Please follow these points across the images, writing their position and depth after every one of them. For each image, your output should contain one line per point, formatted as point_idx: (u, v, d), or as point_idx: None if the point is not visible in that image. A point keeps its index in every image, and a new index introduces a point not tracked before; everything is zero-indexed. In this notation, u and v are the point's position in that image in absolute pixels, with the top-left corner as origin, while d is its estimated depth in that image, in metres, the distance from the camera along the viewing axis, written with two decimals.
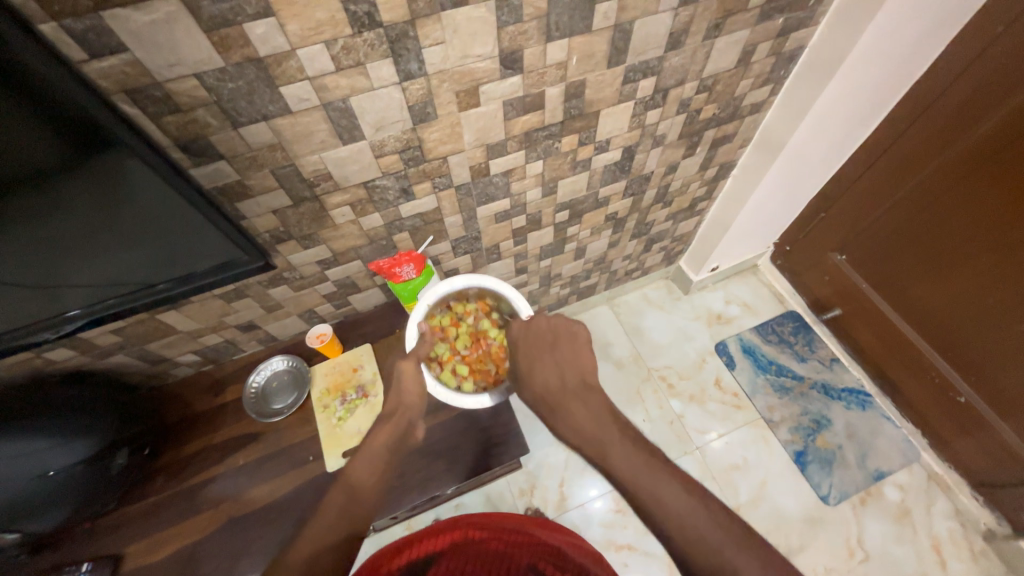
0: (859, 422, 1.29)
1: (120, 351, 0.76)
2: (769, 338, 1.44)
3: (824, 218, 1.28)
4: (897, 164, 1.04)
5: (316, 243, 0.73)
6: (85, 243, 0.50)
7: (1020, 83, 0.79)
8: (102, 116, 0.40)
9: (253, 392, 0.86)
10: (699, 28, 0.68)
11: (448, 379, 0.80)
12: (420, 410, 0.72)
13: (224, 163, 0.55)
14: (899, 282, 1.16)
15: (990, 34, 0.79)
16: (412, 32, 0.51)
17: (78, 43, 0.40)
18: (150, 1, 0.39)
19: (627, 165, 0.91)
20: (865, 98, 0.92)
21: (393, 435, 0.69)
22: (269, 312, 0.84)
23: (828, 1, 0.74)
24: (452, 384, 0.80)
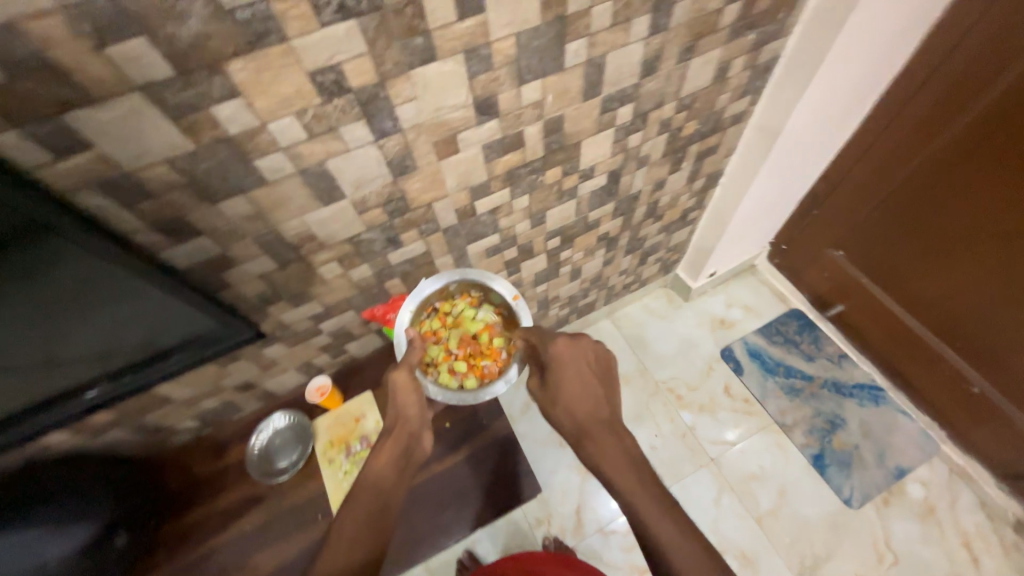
0: (874, 418, 1.27)
1: (117, 427, 0.74)
2: (774, 339, 1.43)
3: (816, 215, 1.27)
4: (884, 158, 1.03)
5: (306, 300, 0.72)
6: (65, 330, 0.52)
7: (997, 73, 0.79)
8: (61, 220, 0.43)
9: (257, 452, 0.86)
10: (671, 53, 0.67)
11: (448, 380, 0.80)
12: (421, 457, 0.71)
13: (204, 239, 0.55)
14: (900, 276, 1.14)
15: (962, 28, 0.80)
16: (383, 93, 0.50)
17: (42, 147, 0.39)
18: (114, 98, 0.39)
19: (614, 188, 0.90)
20: (846, 98, 0.91)
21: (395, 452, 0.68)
22: (266, 370, 0.83)
23: (798, 12, 0.74)
24: (454, 383, 0.80)
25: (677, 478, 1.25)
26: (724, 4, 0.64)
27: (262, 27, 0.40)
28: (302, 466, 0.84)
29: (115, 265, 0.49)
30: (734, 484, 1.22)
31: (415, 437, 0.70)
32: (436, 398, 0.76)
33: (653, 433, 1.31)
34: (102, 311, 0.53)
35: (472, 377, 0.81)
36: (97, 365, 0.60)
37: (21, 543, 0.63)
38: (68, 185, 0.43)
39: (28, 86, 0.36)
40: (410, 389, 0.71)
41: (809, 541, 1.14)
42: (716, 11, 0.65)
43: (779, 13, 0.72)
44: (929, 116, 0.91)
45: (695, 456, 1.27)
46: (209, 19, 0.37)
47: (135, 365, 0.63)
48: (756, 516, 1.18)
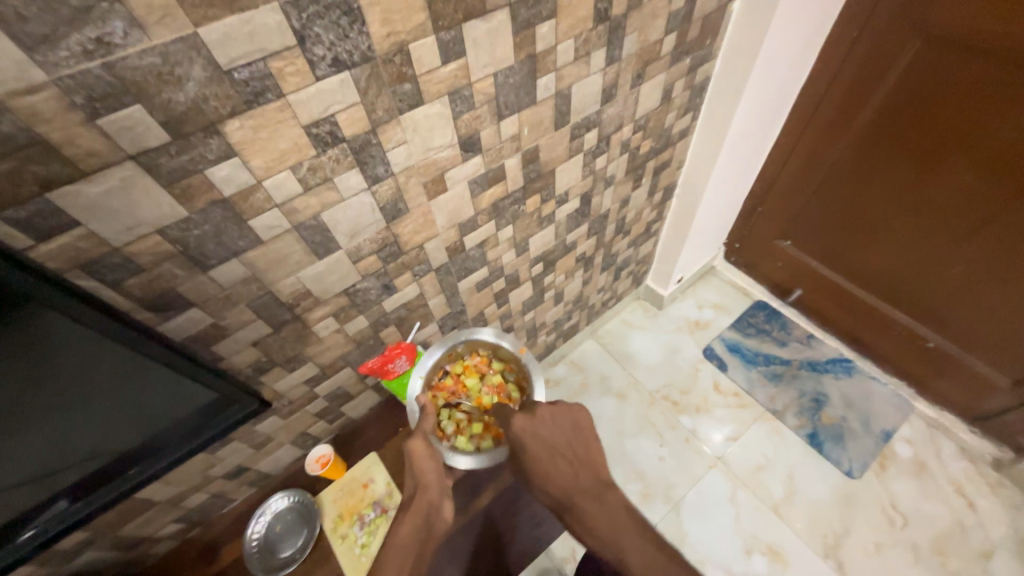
0: (852, 389, 1.36)
1: (89, 548, 0.64)
2: (748, 331, 1.51)
3: (761, 213, 1.39)
4: (808, 154, 1.16)
5: (301, 363, 0.68)
6: (38, 447, 0.47)
7: (885, 72, 0.94)
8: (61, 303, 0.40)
9: (255, 545, 0.76)
10: (625, 80, 0.74)
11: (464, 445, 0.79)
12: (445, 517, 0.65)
13: (195, 310, 0.51)
14: (844, 255, 1.26)
15: (849, 39, 0.95)
16: (375, 139, 0.51)
17: (23, 230, 0.36)
18: (104, 170, 0.37)
19: (587, 209, 0.94)
20: (770, 106, 1.03)
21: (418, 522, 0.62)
22: (259, 449, 0.76)
23: (720, 37, 0.85)
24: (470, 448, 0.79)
25: (690, 484, 1.25)
26: (663, 34, 0.72)
27: (260, 85, 0.40)
28: (312, 550, 0.78)
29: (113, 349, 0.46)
30: (745, 478, 1.24)
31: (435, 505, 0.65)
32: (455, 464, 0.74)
33: (658, 443, 1.32)
34: (106, 399, 0.50)
35: (488, 437, 0.80)
36: (74, 479, 0.54)
37: None
38: (50, 269, 0.39)
39: (11, 166, 0.33)
40: (427, 455, 0.68)
41: (826, 520, 1.16)
42: (657, 41, 0.72)
43: (706, 40, 0.82)
44: (839, 112, 1.05)
45: (702, 458, 1.28)
46: (208, 82, 0.37)
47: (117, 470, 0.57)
48: (772, 505, 1.19)
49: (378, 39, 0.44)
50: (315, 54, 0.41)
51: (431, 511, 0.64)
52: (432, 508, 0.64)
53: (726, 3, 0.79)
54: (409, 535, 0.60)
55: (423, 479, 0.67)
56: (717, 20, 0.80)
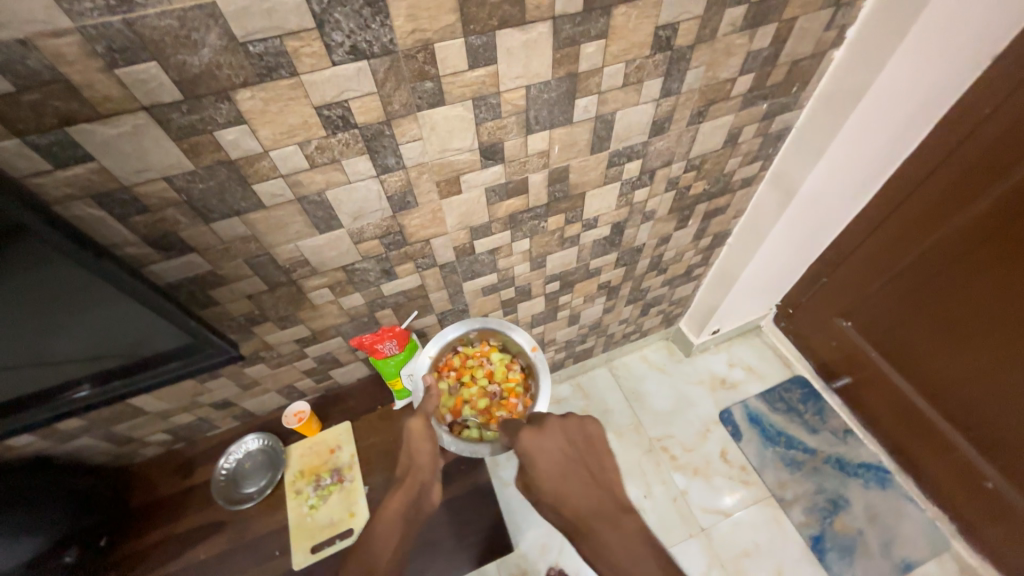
0: (880, 502, 1.19)
1: (85, 434, 0.73)
2: (777, 406, 1.37)
3: (826, 282, 1.24)
4: (896, 233, 1.02)
5: (293, 323, 0.71)
6: (17, 339, 0.48)
7: (1013, 164, 0.79)
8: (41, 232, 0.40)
9: (223, 475, 0.82)
10: (682, 116, 0.68)
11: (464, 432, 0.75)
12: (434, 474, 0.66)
13: (195, 256, 0.54)
14: (910, 354, 1.10)
15: (978, 116, 0.80)
16: (389, 131, 0.51)
17: (43, 156, 0.40)
18: (118, 115, 0.39)
19: (617, 239, 0.89)
20: (859, 171, 0.91)
21: (405, 502, 0.63)
22: (245, 389, 0.81)
23: (811, 87, 0.75)
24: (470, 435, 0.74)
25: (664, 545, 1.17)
26: (737, 74, 0.65)
27: (274, 61, 0.41)
28: (268, 493, 0.79)
29: (77, 268, 0.45)
30: (726, 560, 1.15)
31: (426, 487, 0.65)
32: (451, 448, 0.71)
33: (642, 492, 1.26)
34: (96, 315, 0.50)
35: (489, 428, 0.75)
36: (54, 376, 0.55)
37: None
38: (64, 194, 0.43)
39: (35, 98, 0.36)
40: (424, 437, 0.67)
41: None
42: (728, 80, 0.66)
43: (791, 87, 0.73)
44: (944, 195, 0.91)
45: (686, 523, 1.20)
46: (222, 50, 0.39)
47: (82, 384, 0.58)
48: None
49: (401, 34, 0.43)
50: (333, 40, 0.41)
51: (420, 493, 0.64)
52: (424, 489, 0.65)
53: (825, 50, 0.70)
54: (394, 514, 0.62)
55: (415, 458, 0.66)
56: (810, 67, 0.71)
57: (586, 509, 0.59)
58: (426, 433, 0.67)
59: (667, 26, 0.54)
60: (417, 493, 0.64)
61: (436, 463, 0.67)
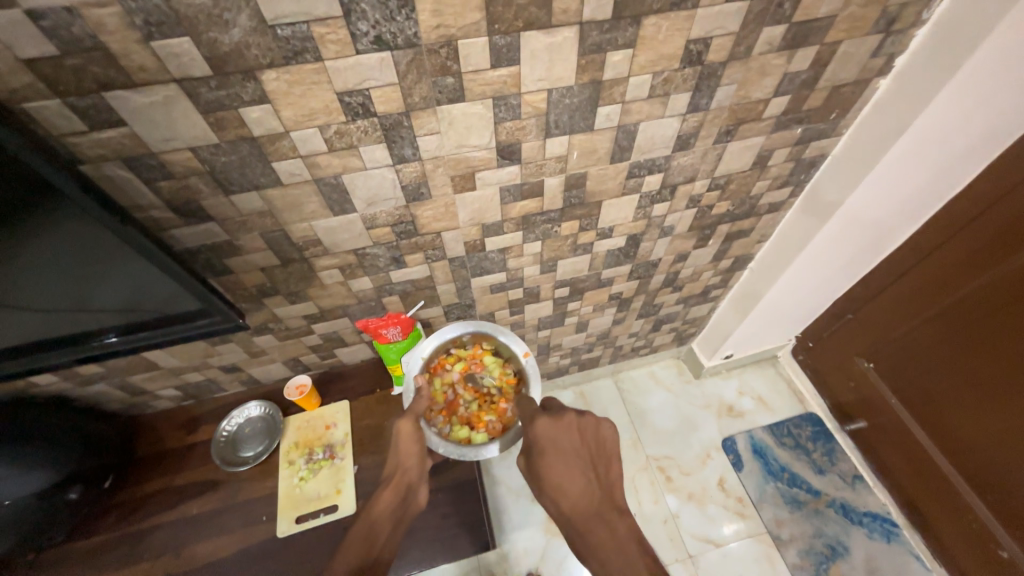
0: (883, 556, 1.14)
1: (103, 380, 0.77)
2: (784, 441, 1.33)
3: (851, 319, 1.18)
4: (931, 277, 0.96)
5: (303, 299, 0.73)
6: (40, 287, 0.50)
7: None
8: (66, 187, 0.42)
9: (224, 438, 0.85)
10: (709, 133, 0.66)
11: (454, 434, 0.76)
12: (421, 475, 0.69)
13: (213, 225, 0.57)
14: (932, 405, 1.04)
15: None
16: (407, 122, 0.52)
17: (80, 118, 0.42)
18: (151, 86, 0.42)
19: (632, 251, 0.88)
20: (897, 207, 0.86)
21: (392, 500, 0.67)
22: (253, 357, 0.84)
23: (852, 115, 0.72)
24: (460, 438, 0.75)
25: None
26: (771, 95, 0.63)
27: (300, 45, 0.42)
28: (263, 459, 0.82)
29: (98, 226, 0.46)
30: None
31: (412, 488, 0.68)
32: (439, 450, 0.72)
33: (633, 510, 1.24)
34: (113, 271, 0.52)
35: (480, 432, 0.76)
36: (72, 325, 0.57)
37: None
38: (97, 154, 0.46)
39: (76, 63, 0.39)
40: (413, 438, 0.69)
41: None
42: (762, 100, 0.64)
43: (830, 113, 0.70)
44: (988, 244, 0.85)
45: (674, 547, 1.18)
46: (251, 31, 0.40)
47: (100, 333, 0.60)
48: None
49: (426, 28, 0.44)
50: (358, 29, 0.42)
51: (407, 493, 0.68)
52: (410, 490, 0.68)
53: (871, 77, 0.66)
54: (383, 512, 0.65)
55: (403, 460, 0.68)
56: (853, 94, 0.68)
57: (579, 503, 0.63)
58: (414, 436, 0.69)
59: (699, 40, 0.53)
60: (404, 492, 0.67)
61: (424, 464, 0.69)
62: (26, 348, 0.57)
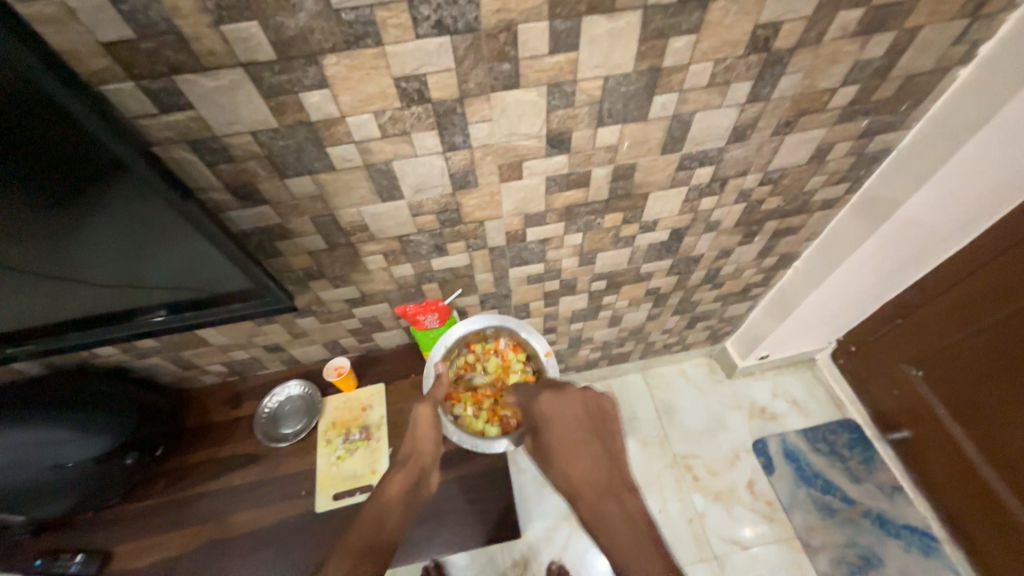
0: (920, 571, 1.09)
1: (157, 354, 0.81)
2: (818, 447, 1.29)
3: (899, 325, 1.13)
4: (994, 283, 0.89)
5: (345, 283, 0.75)
6: (108, 264, 0.53)
7: None
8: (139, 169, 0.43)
9: (266, 414, 0.88)
10: (767, 124, 0.63)
11: (468, 424, 0.77)
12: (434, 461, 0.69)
13: (267, 208, 0.58)
14: (985, 419, 0.98)
15: None
16: (460, 109, 0.51)
17: (151, 100, 0.44)
18: (218, 70, 0.42)
19: (674, 246, 0.86)
20: (963, 208, 0.81)
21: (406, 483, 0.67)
22: (295, 338, 0.86)
23: (923, 107, 0.68)
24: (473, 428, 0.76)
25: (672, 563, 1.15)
26: (839, 84, 0.60)
27: (362, 29, 0.42)
28: (302, 437, 0.84)
29: (161, 203, 0.47)
30: None
31: (424, 474, 0.69)
32: (452, 437, 0.74)
33: (658, 507, 1.23)
34: (172, 250, 0.54)
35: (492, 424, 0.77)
36: (131, 301, 0.60)
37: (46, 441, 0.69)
38: (165, 136, 0.47)
39: (151, 47, 0.40)
40: (430, 424, 0.70)
41: None
42: (828, 90, 0.60)
43: (900, 105, 0.66)
44: None
45: (698, 547, 1.16)
46: (317, 16, 0.40)
47: (152, 309, 0.62)
48: None
49: (487, 12, 0.43)
50: (419, 13, 0.42)
51: (419, 478, 0.68)
52: (422, 475, 0.69)
53: (950, 66, 0.62)
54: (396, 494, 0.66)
55: (419, 446, 0.70)
56: (928, 85, 0.64)
57: (582, 477, 0.62)
58: (432, 422, 0.71)
59: (768, 25, 0.50)
60: (415, 477, 0.68)
61: (439, 451, 0.70)
62: (92, 320, 0.61)
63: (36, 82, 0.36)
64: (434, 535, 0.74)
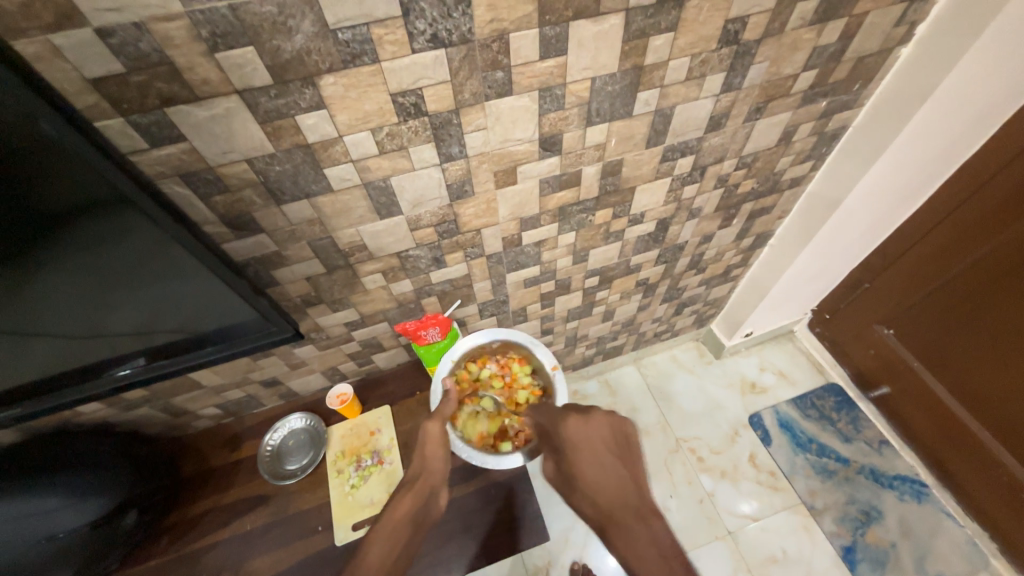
0: (916, 517, 1.16)
1: (146, 404, 0.77)
2: (809, 413, 1.35)
3: (867, 288, 1.20)
4: (948, 240, 0.97)
5: (345, 306, 0.73)
6: (103, 310, 0.51)
7: None
8: (146, 207, 0.42)
9: (269, 452, 0.85)
10: (740, 111, 0.67)
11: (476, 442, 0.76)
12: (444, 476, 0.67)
13: (264, 236, 0.56)
14: (954, 366, 1.06)
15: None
16: (457, 120, 0.52)
17: (141, 135, 0.42)
18: (213, 98, 0.41)
19: (661, 236, 0.89)
20: (913, 174, 0.88)
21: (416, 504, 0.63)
22: (293, 369, 0.84)
23: (872, 86, 0.74)
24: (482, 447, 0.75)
25: (689, 546, 1.17)
26: (800, 70, 0.64)
27: (359, 47, 0.42)
28: (312, 470, 0.81)
29: (161, 238, 0.46)
30: (753, 565, 1.13)
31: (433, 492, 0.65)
32: (461, 455, 0.73)
33: (668, 492, 1.25)
34: (173, 288, 0.52)
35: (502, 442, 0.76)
36: (123, 347, 0.57)
37: (35, 511, 0.64)
38: (156, 172, 0.45)
39: (142, 79, 0.38)
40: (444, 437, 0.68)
41: None
42: (791, 76, 0.65)
43: (854, 84, 0.72)
44: (1004, 203, 0.85)
45: (712, 526, 1.19)
46: (314, 37, 0.40)
47: (129, 359, 0.59)
48: None
49: (480, 23, 0.44)
50: (415, 28, 0.43)
51: (428, 497, 0.64)
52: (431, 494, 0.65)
53: (892, 47, 0.68)
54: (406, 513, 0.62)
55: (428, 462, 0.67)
56: (875, 65, 0.69)
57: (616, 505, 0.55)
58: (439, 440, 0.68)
59: (737, 19, 0.53)
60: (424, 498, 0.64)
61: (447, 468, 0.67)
62: (80, 374, 0.57)
63: (37, 116, 0.34)
64: (462, 552, 0.72)
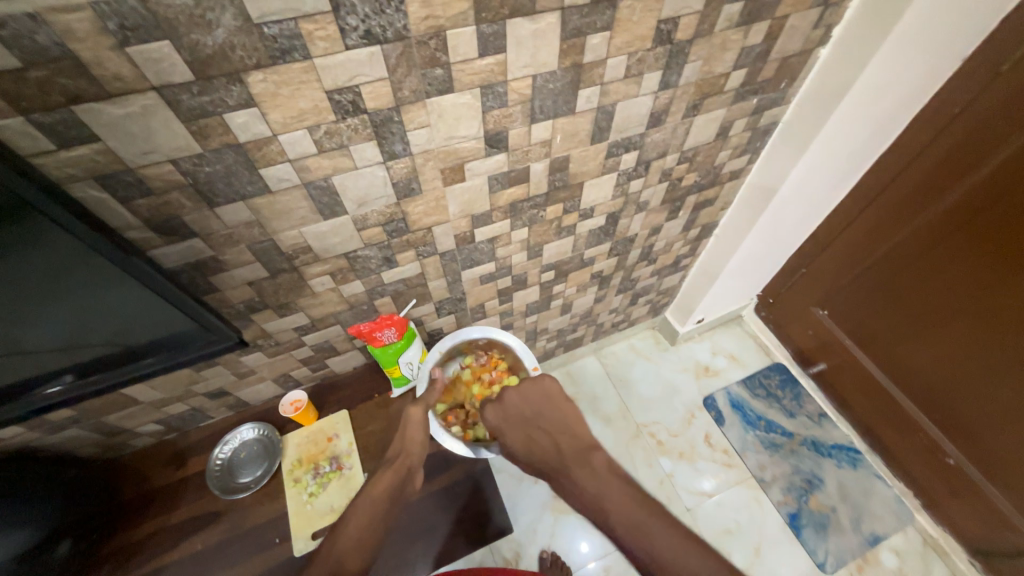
0: (852, 481, 1.26)
1: (74, 426, 0.71)
2: (757, 392, 1.44)
3: (804, 273, 1.29)
4: (870, 226, 1.06)
5: (293, 311, 0.71)
6: (16, 332, 0.47)
7: (969, 168, 0.84)
8: (56, 213, 0.39)
9: (218, 466, 0.81)
10: (678, 109, 0.70)
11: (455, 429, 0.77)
12: (413, 457, 0.66)
13: (197, 241, 0.54)
14: (881, 340, 1.15)
15: (939, 125, 0.85)
16: (397, 117, 0.51)
17: (46, 135, 0.39)
18: (128, 95, 0.39)
19: (612, 229, 0.92)
20: (839, 164, 0.94)
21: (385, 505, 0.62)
22: (241, 378, 0.79)
23: (797, 84, 0.79)
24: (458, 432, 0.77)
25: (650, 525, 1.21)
26: (731, 68, 0.68)
27: (287, 43, 0.41)
28: (266, 483, 0.79)
29: (75, 246, 0.43)
30: (710, 537, 1.20)
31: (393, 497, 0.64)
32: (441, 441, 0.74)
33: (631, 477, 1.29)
34: (93, 302, 0.49)
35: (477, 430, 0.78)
36: (31, 371, 0.52)
37: None
38: (66, 175, 0.42)
39: (42, 75, 0.35)
40: (410, 426, 0.68)
41: None
42: (723, 74, 0.68)
43: (780, 83, 0.76)
44: (917, 190, 0.94)
45: (672, 504, 1.25)
46: (237, 31, 0.38)
47: (54, 376, 0.54)
48: None
49: (415, 19, 0.44)
50: (347, 24, 0.42)
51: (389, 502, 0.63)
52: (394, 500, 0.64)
53: (813, 47, 0.73)
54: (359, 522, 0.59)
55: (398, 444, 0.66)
56: (799, 64, 0.74)
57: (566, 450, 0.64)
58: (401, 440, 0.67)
59: (669, 19, 0.56)
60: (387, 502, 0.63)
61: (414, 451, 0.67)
62: None
63: None
64: (427, 550, 0.71)
